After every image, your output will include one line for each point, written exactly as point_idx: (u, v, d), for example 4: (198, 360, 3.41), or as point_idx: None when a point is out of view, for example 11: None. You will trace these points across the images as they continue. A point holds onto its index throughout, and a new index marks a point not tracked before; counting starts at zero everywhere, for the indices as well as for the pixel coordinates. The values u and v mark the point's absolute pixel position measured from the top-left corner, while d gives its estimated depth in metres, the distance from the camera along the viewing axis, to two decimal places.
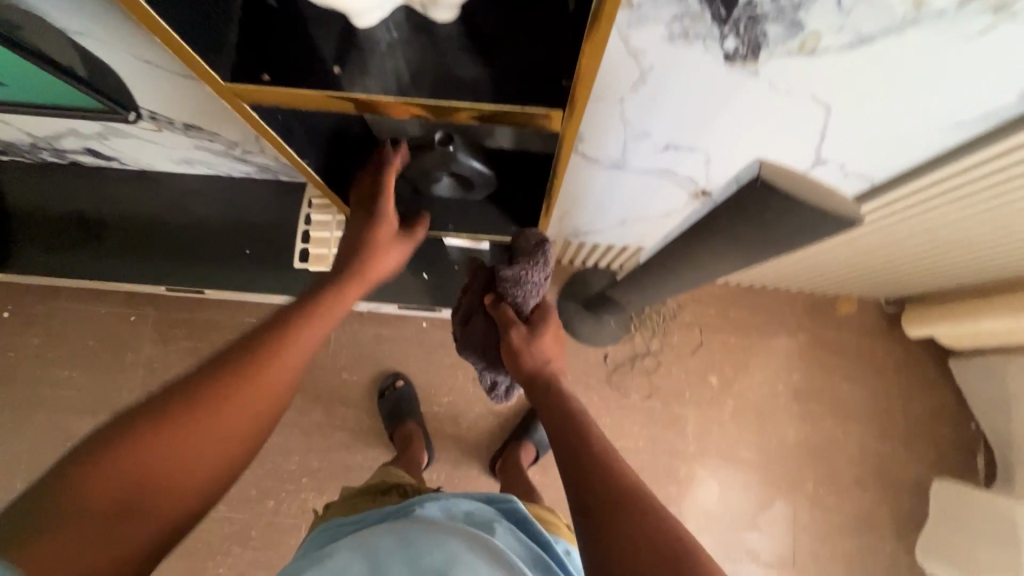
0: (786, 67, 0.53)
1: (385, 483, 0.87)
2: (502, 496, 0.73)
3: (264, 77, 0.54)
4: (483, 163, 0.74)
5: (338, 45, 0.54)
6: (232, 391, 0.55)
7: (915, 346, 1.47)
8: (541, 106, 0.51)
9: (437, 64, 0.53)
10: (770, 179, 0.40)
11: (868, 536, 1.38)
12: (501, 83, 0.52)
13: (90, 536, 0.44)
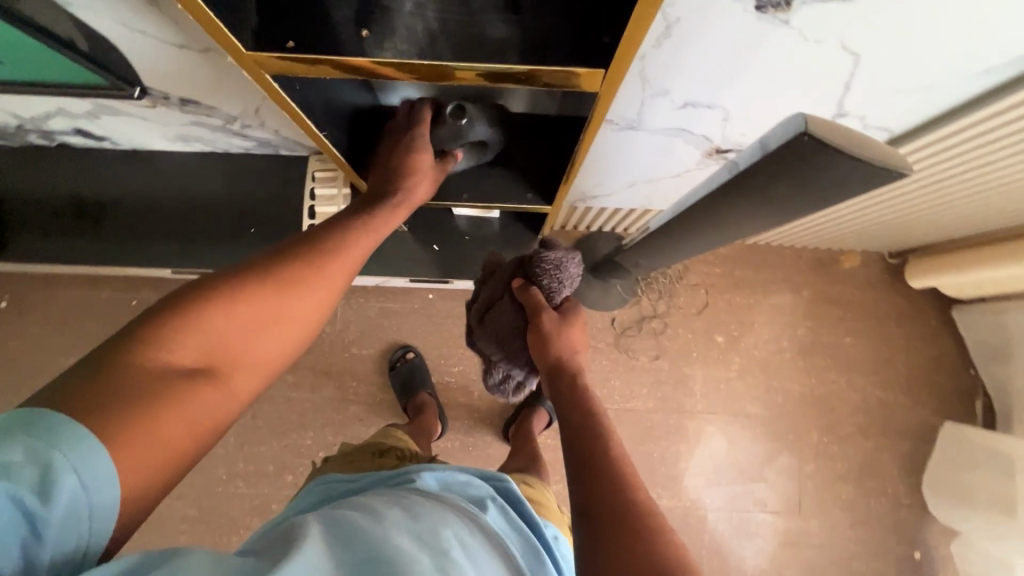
0: (820, 15, 0.51)
1: (383, 445, 0.87)
2: (497, 474, 0.69)
3: (289, 45, 0.51)
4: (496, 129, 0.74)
5: (359, 7, 0.51)
6: (290, 280, 0.57)
7: (917, 297, 1.49)
8: (572, 64, 0.49)
9: (467, 24, 0.51)
10: (819, 136, 0.39)
11: (870, 481, 1.43)
12: (531, 41, 0.50)
13: (171, 391, 0.45)
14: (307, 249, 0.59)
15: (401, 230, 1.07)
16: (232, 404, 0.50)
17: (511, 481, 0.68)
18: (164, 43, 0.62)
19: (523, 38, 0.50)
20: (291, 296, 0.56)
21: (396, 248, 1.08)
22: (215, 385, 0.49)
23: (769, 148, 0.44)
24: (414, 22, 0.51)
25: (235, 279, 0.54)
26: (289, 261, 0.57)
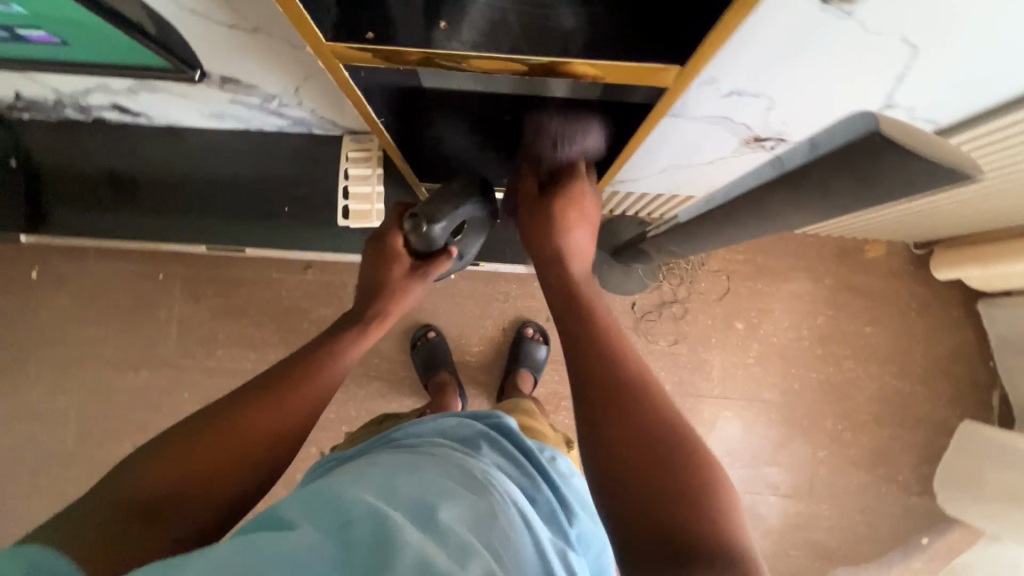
0: (886, 6, 0.50)
1: (380, 417, 0.89)
2: (489, 412, 0.71)
3: (368, 36, 0.52)
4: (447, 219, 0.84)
5: None
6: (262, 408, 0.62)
7: (941, 288, 1.48)
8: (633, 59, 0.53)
9: None
10: (892, 137, 0.39)
11: (882, 468, 1.45)
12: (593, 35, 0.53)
13: (127, 522, 0.51)
14: (276, 382, 0.65)
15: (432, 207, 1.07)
16: (185, 537, 0.54)
17: (507, 416, 0.70)
18: (215, 23, 0.61)
19: (593, 31, 0.53)
20: (255, 427, 0.61)
21: None
22: (183, 513, 0.55)
23: (831, 144, 0.44)
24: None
25: (209, 419, 0.60)
26: (261, 393, 0.64)
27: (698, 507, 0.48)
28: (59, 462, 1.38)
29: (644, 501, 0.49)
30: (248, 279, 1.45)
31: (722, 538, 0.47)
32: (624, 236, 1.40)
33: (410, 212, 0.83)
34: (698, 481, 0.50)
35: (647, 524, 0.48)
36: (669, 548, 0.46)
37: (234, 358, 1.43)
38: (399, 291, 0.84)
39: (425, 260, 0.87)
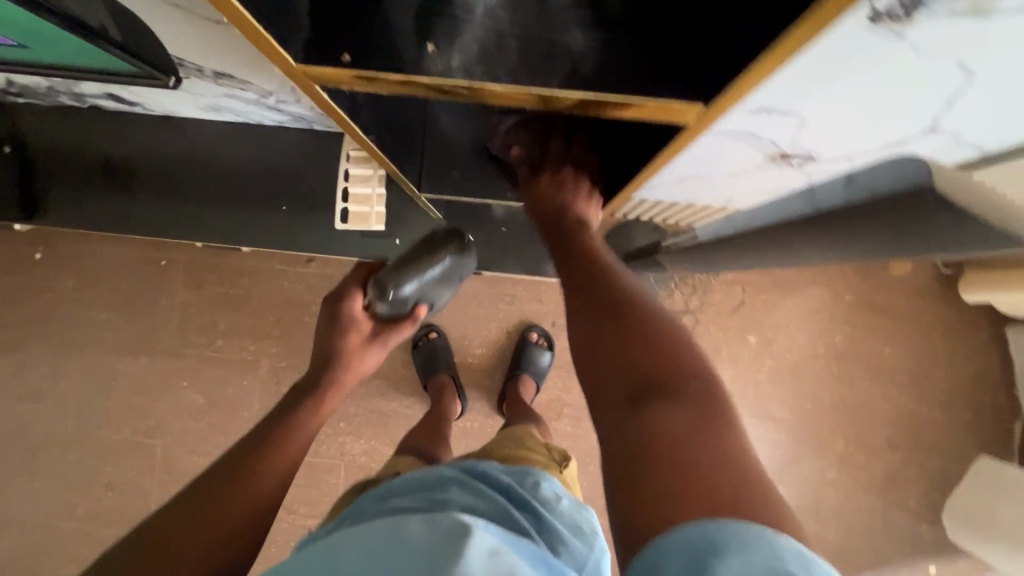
0: (943, 30, 0.44)
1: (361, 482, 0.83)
2: (463, 460, 0.71)
3: (344, 58, 0.50)
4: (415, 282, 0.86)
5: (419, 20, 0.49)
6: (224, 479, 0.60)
7: (967, 310, 1.41)
8: (638, 95, 0.48)
9: (538, 38, 0.49)
10: (945, 194, 0.34)
11: (893, 493, 1.40)
12: (602, 64, 0.48)
13: None
14: (236, 456, 0.63)
15: (434, 216, 1.07)
16: None
17: (480, 459, 0.70)
18: (203, 18, 0.57)
19: (597, 61, 0.49)
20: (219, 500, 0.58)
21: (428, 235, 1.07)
22: None
23: (875, 190, 0.39)
24: (484, 33, 0.49)
25: (170, 505, 0.58)
26: (222, 468, 0.62)
27: (658, 356, 0.50)
28: (59, 444, 1.38)
29: (605, 363, 0.52)
30: (251, 270, 1.39)
31: (682, 379, 0.48)
32: (637, 243, 1.37)
33: (375, 277, 0.82)
34: (658, 337, 0.51)
35: (608, 382, 0.50)
36: (627, 395, 0.49)
37: (233, 348, 1.38)
38: (355, 360, 0.82)
39: (387, 323, 0.85)
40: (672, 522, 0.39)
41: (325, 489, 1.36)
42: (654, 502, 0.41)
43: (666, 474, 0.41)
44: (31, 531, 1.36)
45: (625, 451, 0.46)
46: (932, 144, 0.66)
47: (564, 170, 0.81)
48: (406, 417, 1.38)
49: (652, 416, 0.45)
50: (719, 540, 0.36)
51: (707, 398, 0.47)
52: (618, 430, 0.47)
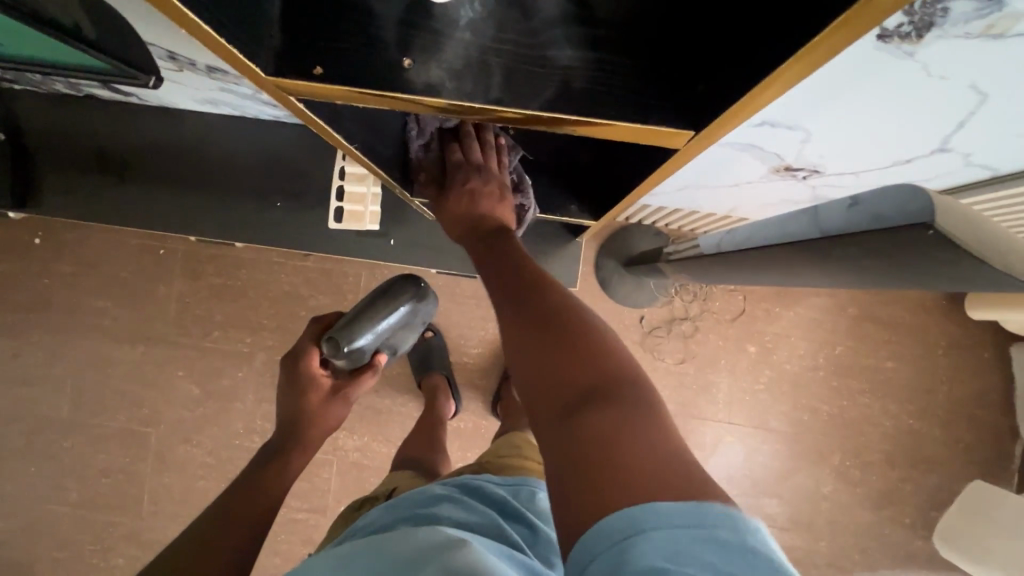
0: (953, 52, 0.42)
1: (358, 500, 0.81)
2: (455, 478, 0.71)
3: (317, 70, 0.47)
4: (371, 334, 0.89)
5: (403, 33, 0.48)
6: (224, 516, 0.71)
7: (973, 327, 1.38)
8: (633, 118, 0.46)
9: (524, 55, 0.48)
10: (953, 236, 0.32)
11: (887, 509, 1.38)
12: (592, 83, 0.47)
13: None
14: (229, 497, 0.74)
15: (433, 219, 1.06)
16: None
17: (470, 475, 0.70)
18: None
19: (584, 81, 0.47)
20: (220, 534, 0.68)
21: (426, 234, 1.07)
22: None
23: (878, 222, 0.37)
24: (466, 48, 0.48)
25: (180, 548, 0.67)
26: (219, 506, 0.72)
27: (590, 360, 0.46)
28: (54, 429, 1.38)
29: (538, 371, 0.47)
30: (248, 262, 1.38)
31: (616, 381, 0.44)
32: (639, 247, 1.36)
33: (327, 335, 0.86)
34: (589, 339, 0.48)
35: (541, 390, 0.46)
36: (563, 403, 0.44)
37: (229, 340, 1.38)
38: (321, 415, 0.84)
39: (348, 379, 0.88)
40: (602, 519, 0.37)
41: (315, 484, 1.36)
42: (587, 508, 0.38)
43: (600, 477, 0.38)
44: (26, 514, 1.37)
45: (560, 461, 0.41)
46: (941, 164, 0.64)
47: (471, 180, 0.74)
48: (399, 415, 1.37)
49: (585, 423, 0.42)
50: (640, 517, 0.35)
51: (640, 397, 0.43)
52: (552, 442, 0.43)
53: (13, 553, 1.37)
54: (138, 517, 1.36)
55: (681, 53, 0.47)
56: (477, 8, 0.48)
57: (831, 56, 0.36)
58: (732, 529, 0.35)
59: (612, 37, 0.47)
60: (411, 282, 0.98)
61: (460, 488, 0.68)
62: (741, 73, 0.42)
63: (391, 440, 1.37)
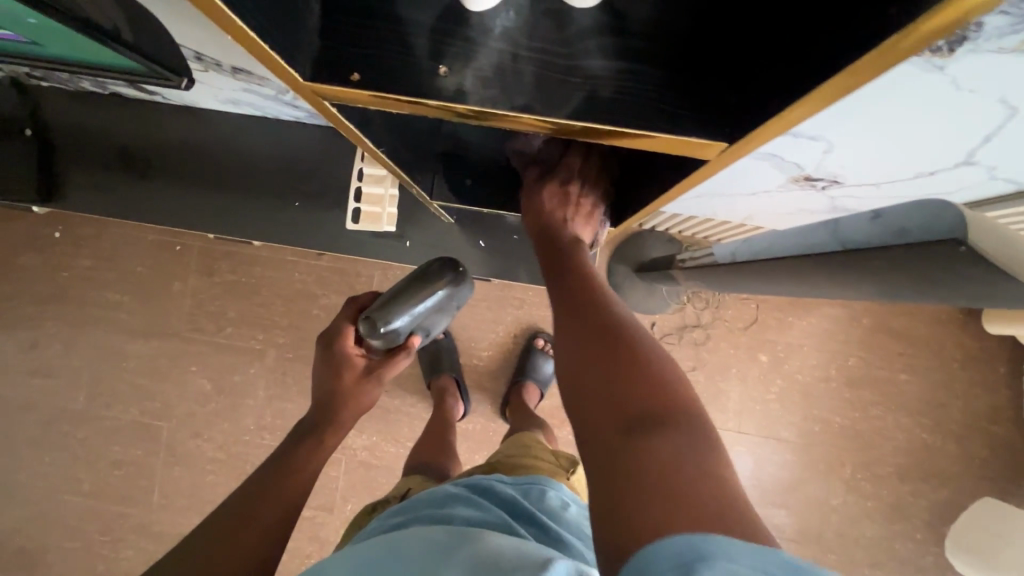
0: (985, 64, 0.42)
1: (370, 505, 0.82)
2: (468, 479, 0.71)
3: (352, 78, 0.48)
4: (408, 315, 0.83)
5: (436, 39, 0.48)
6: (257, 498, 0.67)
7: (989, 342, 1.36)
8: (667, 134, 0.46)
9: (557, 64, 0.48)
10: (985, 254, 0.32)
11: (898, 523, 1.36)
12: (623, 94, 0.47)
13: None
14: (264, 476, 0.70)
15: (447, 221, 1.07)
16: None
17: (482, 475, 0.70)
18: None
19: (614, 90, 0.47)
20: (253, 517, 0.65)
21: (440, 237, 1.07)
22: None
23: (906, 237, 0.37)
24: (498, 56, 0.48)
25: (214, 521, 0.65)
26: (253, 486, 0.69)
27: (652, 386, 0.46)
28: (69, 420, 1.40)
29: (598, 391, 0.48)
30: (263, 260, 1.39)
31: (677, 410, 0.44)
32: (652, 253, 1.36)
33: (364, 314, 0.80)
34: (650, 364, 0.48)
35: (599, 409, 0.47)
36: (619, 423, 0.44)
37: (242, 336, 1.39)
38: (352, 398, 0.79)
39: (383, 360, 0.83)
40: (647, 543, 0.36)
41: (323, 482, 1.37)
42: (632, 527, 0.37)
43: (649, 499, 0.38)
44: (39, 504, 1.39)
45: (611, 479, 0.41)
46: (965, 177, 0.64)
47: (571, 184, 0.77)
48: (408, 416, 1.37)
49: (637, 446, 0.42)
50: (706, 547, 0.34)
51: (703, 429, 0.43)
52: (605, 459, 0.43)
53: (26, 541, 1.39)
54: (148, 510, 1.38)
55: (714, 64, 0.47)
56: (512, 16, 0.48)
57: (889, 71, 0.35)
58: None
59: (646, 47, 0.48)
60: (450, 266, 0.90)
61: (471, 487, 0.68)
62: (773, 86, 0.43)
63: (400, 440, 1.37)
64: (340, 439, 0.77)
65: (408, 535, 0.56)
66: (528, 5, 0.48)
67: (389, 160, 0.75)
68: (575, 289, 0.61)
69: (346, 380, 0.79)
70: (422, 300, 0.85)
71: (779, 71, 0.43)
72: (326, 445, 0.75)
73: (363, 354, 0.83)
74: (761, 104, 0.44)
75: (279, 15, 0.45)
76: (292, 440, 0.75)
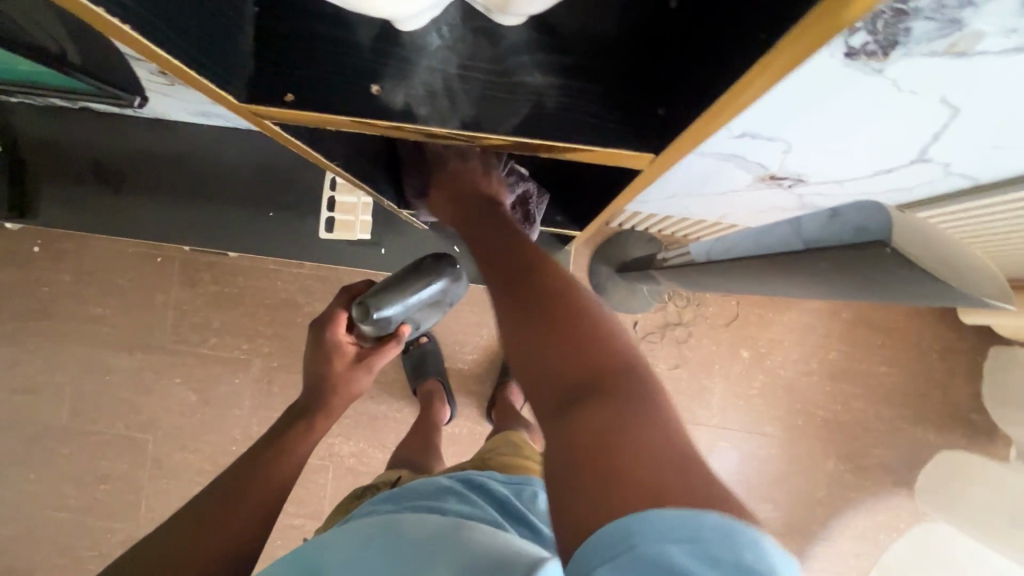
0: (921, 67, 0.43)
1: (357, 488, 0.82)
2: (461, 473, 0.71)
3: (287, 99, 0.49)
4: (401, 305, 0.81)
5: (374, 56, 0.49)
6: (268, 456, 0.69)
7: (968, 333, 1.38)
8: (608, 144, 0.47)
9: (494, 76, 0.48)
10: (906, 252, 0.33)
11: (883, 514, 1.37)
12: (566, 102, 0.48)
13: (185, 533, 0.60)
14: (273, 442, 0.71)
15: (422, 228, 1.08)
16: (228, 539, 0.60)
17: (477, 471, 0.70)
18: None
19: (556, 104, 0.48)
20: (265, 471, 0.67)
21: (415, 244, 1.08)
22: (218, 533, 0.60)
23: (844, 240, 0.39)
24: (431, 75, 0.48)
25: (233, 469, 0.67)
26: (264, 449, 0.70)
27: (588, 356, 0.43)
28: (54, 436, 1.40)
29: (533, 365, 0.44)
30: (245, 269, 1.39)
31: (617, 374, 0.41)
32: (632, 253, 1.37)
33: (358, 299, 0.78)
34: (585, 329, 0.45)
35: (541, 379, 0.43)
36: (558, 398, 0.42)
37: (226, 347, 1.38)
38: (343, 385, 0.77)
39: (374, 347, 0.81)
40: (589, 526, 0.34)
41: (312, 490, 1.37)
42: (578, 513, 0.35)
43: (593, 474, 0.36)
44: (25, 520, 1.39)
45: (555, 461, 0.39)
46: (920, 174, 0.65)
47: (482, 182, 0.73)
48: (394, 421, 1.37)
49: (589, 419, 0.39)
50: (632, 531, 0.32)
51: (647, 395, 0.40)
52: (552, 441, 0.40)
53: (14, 558, 1.38)
54: (136, 524, 1.37)
55: (649, 77, 0.48)
56: (445, 34, 0.49)
57: (787, 73, 0.35)
58: (733, 549, 0.31)
59: (581, 63, 0.48)
60: (446, 261, 0.88)
61: (463, 481, 0.68)
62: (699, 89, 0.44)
63: (386, 446, 1.37)
64: (326, 431, 0.75)
65: (405, 518, 0.56)
66: (461, 21, 0.48)
67: (346, 173, 0.73)
68: (514, 250, 0.57)
69: (336, 366, 0.78)
70: (417, 290, 0.84)
71: (704, 71, 0.43)
72: (316, 432, 0.74)
73: (355, 342, 0.81)
74: (684, 115, 0.45)
75: (204, 36, 0.45)
76: (284, 423, 0.74)
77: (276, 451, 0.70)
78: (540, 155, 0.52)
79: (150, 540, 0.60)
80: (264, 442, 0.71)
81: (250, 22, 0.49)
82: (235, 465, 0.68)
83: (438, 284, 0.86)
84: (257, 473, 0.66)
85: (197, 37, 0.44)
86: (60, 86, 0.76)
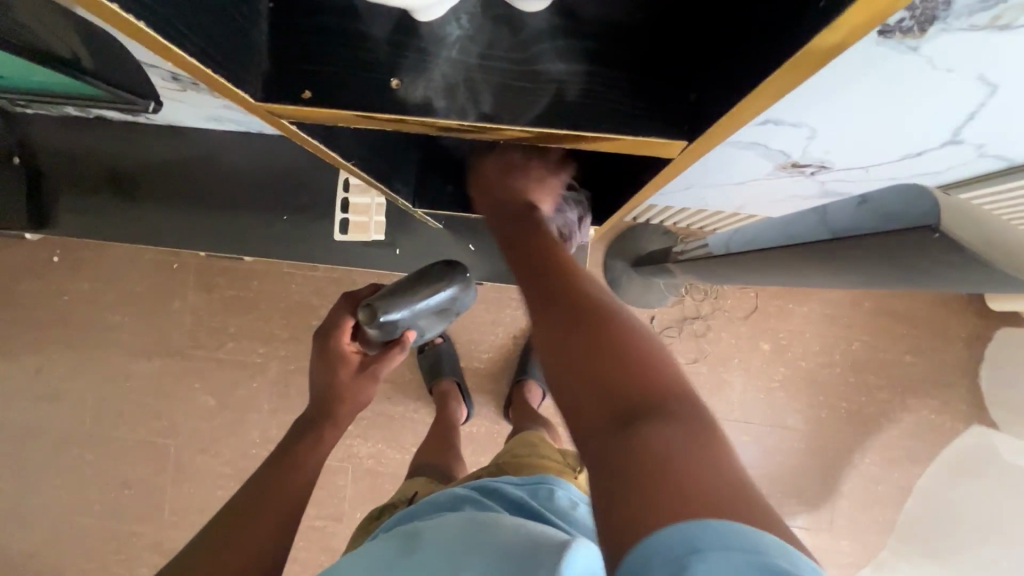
0: (959, 44, 0.41)
1: (377, 509, 0.81)
2: (479, 482, 0.69)
3: (304, 95, 0.48)
4: (407, 310, 0.80)
5: (391, 50, 0.48)
6: (294, 453, 0.71)
7: (995, 320, 1.34)
8: (634, 133, 0.46)
9: (514, 64, 0.47)
10: (957, 238, 0.31)
11: (910, 507, 1.34)
12: (590, 90, 0.47)
13: (223, 528, 0.62)
14: (294, 446, 0.72)
15: (436, 226, 1.07)
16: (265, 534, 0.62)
17: (494, 478, 0.68)
18: None
19: (580, 93, 0.47)
20: (291, 471, 0.68)
21: (430, 243, 1.07)
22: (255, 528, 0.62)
23: (881, 226, 0.37)
24: (451, 67, 0.47)
25: (263, 468, 0.69)
26: (285, 452, 0.71)
27: (642, 373, 0.40)
28: (78, 443, 1.41)
29: (583, 381, 0.41)
30: (260, 273, 1.39)
31: (671, 401, 0.38)
32: (647, 247, 1.35)
33: (365, 301, 0.77)
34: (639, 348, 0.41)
35: (587, 397, 0.40)
36: (608, 416, 0.38)
37: (244, 350, 1.39)
38: (348, 394, 0.77)
39: (377, 354, 0.80)
40: (636, 539, 0.31)
41: (332, 492, 1.37)
42: (630, 517, 0.32)
43: (649, 488, 0.32)
44: (54, 526, 1.41)
45: (604, 478, 0.35)
46: (952, 156, 0.63)
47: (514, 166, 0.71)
48: (412, 421, 1.37)
49: (642, 438, 0.35)
50: (696, 535, 0.29)
51: (701, 421, 0.37)
52: (597, 457, 0.37)
53: (44, 563, 1.40)
54: (161, 527, 1.39)
55: (672, 63, 0.47)
56: (465, 25, 0.48)
57: (827, 51, 0.33)
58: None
59: (604, 49, 0.47)
60: (456, 269, 0.87)
61: (480, 489, 0.67)
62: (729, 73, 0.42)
63: (405, 446, 1.37)
64: (334, 443, 0.75)
65: (428, 532, 0.55)
66: (479, 8, 0.47)
67: (362, 172, 0.73)
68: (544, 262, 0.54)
69: (339, 376, 0.78)
70: (425, 297, 0.83)
71: (732, 57, 0.42)
72: (327, 438, 0.74)
73: (359, 350, 0.81)
74: (718, 100, 0.44)
75: (220, 32, 0.44)
76: (294, 433, 0.74)
77: (301, 449, 0.71)
78: (563, 146, 0.51)
79: (190, 547, 0.62)
80: (285, 445, 0.72)
81: (263, 18, 0.48)
82: (265, 464, 0.70)
83: (447, 291, 0.86)
84: (285, 472, 0.68)
85: (213, 37, 0.44)
86: (82, 94, 0.77)
